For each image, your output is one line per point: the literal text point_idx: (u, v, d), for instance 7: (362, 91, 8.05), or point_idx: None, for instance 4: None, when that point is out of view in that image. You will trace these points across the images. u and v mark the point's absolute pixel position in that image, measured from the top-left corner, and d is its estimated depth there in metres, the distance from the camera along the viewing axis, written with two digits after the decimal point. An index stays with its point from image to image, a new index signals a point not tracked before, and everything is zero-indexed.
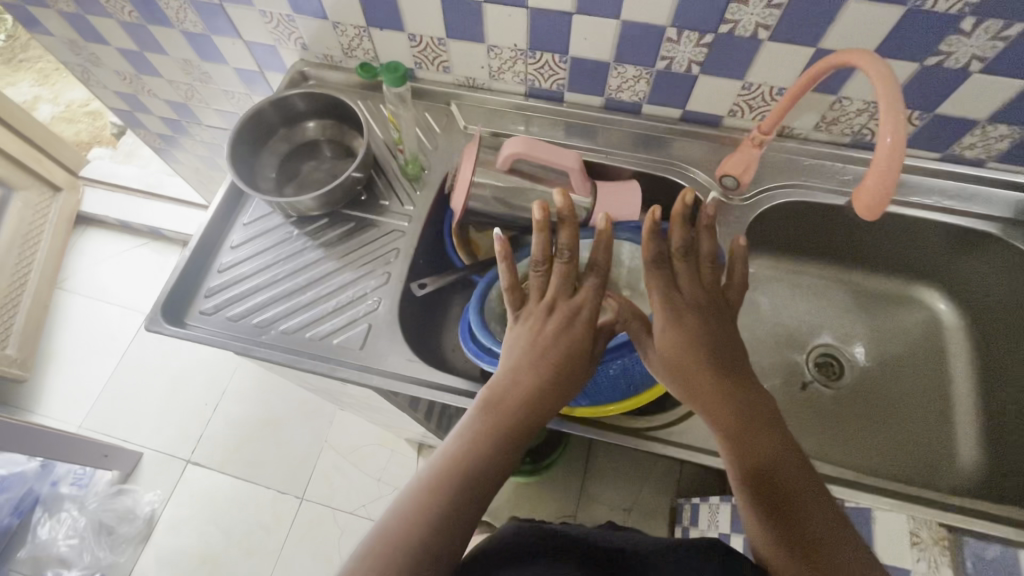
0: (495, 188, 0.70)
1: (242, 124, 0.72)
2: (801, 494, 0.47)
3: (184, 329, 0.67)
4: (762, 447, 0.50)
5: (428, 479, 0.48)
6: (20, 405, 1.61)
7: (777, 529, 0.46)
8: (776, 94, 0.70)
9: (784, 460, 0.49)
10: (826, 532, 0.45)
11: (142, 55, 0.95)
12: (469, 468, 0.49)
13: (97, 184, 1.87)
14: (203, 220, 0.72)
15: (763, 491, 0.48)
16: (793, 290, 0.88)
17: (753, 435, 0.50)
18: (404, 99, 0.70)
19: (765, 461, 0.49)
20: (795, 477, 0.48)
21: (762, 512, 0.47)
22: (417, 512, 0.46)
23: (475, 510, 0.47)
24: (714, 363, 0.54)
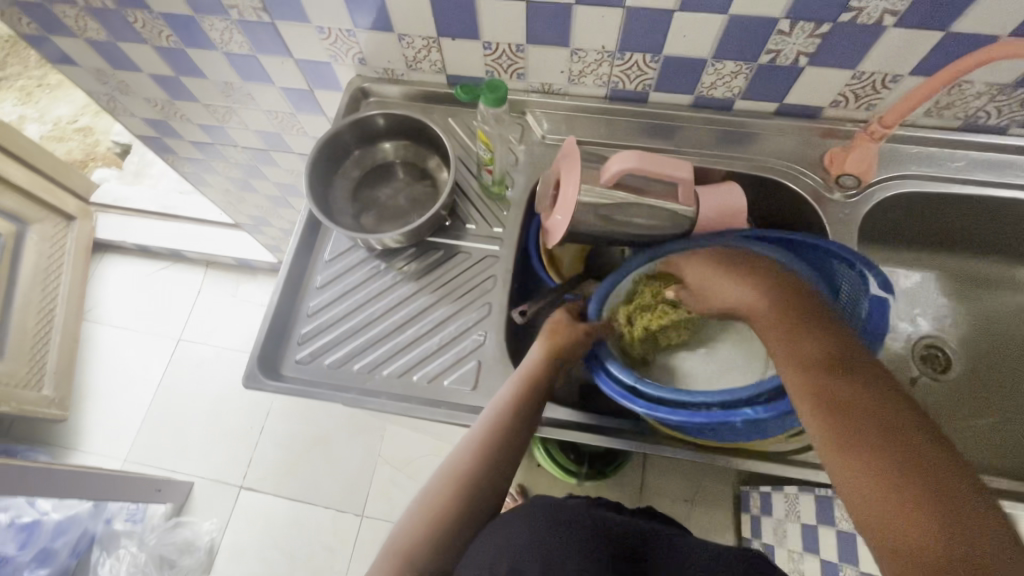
0: (598, 205, 0.66)
1: (317, 154, 0.67)
2: (909, 443, 0.41)
3: (283, 382, 0.63)
4: (852, 392, 0.44)
5: (445, 472, 0.57)
6: (63, 445, 1.57)
7: (888, 485, 0.39)
8: (890, 82, 0.65)
9: (880, 406, 0.43)
10: (953, 490, 0.38)
11: (177, 80, 0.88)
12: (482, 461, 0.56)
13: (110, 209, 1.79)
14: (284, 261, 0.68)
15: (865, 442, 0.42)
16: (888, 280, 0.84)
17: (840, 382, 0.45)
18: (499, 117, 0.67)
19: (860, 407, 0.43)
20: (899, 425, 0.42)
21: (861, 465, 0.41)
22: (456, 469, 0.57)
23: (495, 462, 0.57)
24: (780, 309, 0.51)
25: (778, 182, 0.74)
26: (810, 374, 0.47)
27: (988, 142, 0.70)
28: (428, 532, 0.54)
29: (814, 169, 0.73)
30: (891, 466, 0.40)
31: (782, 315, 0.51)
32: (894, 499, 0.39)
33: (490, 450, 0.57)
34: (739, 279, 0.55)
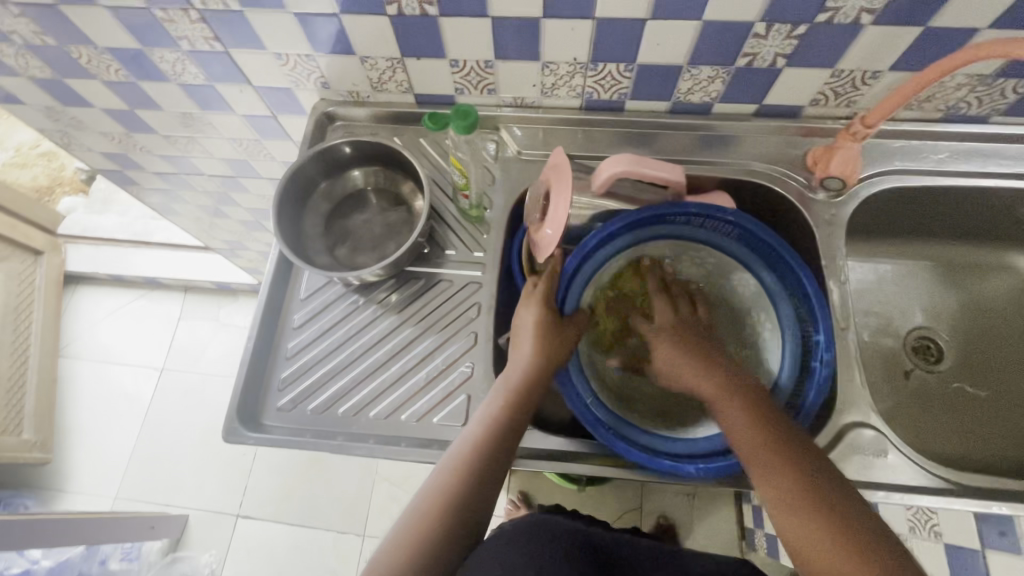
0: None
1: (283, 190, 0.64)
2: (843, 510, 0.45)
3: (265, 434, 0.61)
4: (793, 461, 0.48)
5: (437, 485, 0.52)
6: (50, 487, 1.53)
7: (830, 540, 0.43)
8: (870, 78, 0.64)
9: (816, 475, 0.47)
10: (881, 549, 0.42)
11: (132, 113, 0.84)
12: (477, 472, 0.52)
13: (79, 240, 1.73)
14: (257, 306, 0.65)
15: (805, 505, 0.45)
16: (876, 274, 0.83)
17: (784, 453, 0.48)
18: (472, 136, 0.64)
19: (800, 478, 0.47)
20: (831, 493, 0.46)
21: (801, 524, 0.45)
22: (442, 492, 0.51)
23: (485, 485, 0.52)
24: (730, 388, 0.54)
25: (762, 185, 0.72)
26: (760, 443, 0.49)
27: (970, 132, 0.69)
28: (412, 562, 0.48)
29: (798, 169, 0.72)
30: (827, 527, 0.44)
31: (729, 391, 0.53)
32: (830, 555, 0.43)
33: (484, 461, 0.52)
34: (704, 361, 0.56)
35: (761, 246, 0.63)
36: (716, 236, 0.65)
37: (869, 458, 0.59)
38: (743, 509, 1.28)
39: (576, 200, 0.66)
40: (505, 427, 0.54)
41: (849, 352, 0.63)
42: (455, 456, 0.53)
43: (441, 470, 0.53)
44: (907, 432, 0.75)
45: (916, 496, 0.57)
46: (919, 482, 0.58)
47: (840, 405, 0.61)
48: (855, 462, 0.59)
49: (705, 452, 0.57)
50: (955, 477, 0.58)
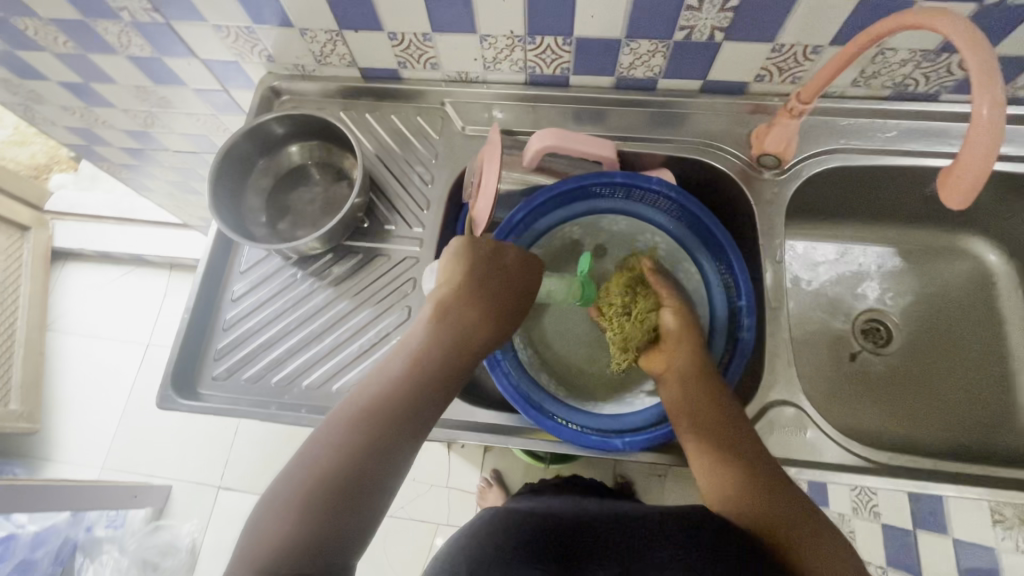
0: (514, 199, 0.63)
1: (218, 166, 0.64)
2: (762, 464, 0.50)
3: (199, 401, 0.62)
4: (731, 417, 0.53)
5: (323, 463, 0.43)
6: (39, 456, 1.58)
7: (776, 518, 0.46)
8: (810, 53, 0.62)
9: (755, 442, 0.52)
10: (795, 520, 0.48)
11: (88, 86, 0.84)
12: (352, 464, 0.43)
13: (66, 216, 1.75)
14: (194, 278, 0.66)
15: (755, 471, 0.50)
16: (829, 256, 0.83)
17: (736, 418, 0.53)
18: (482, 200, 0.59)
19: (741, 440, 0.52)
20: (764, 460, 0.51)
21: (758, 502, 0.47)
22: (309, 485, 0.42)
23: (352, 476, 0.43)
24: (701, 369, 0.56)
25: (707, 164, 0.71)
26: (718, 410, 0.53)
27: (919, 109, 0.68)
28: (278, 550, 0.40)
29: (742, 147, 0.71)
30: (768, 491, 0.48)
31: (692, 346, 0.57)
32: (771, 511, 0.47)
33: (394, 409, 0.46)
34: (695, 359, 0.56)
35: (690, 218, 0.62)
36: (651, 209, 0.64)
37: (789, 435, 0.59)
38: None
39: (510, 176, 0.66)
40: (422, 374, 0.48)
41: (781, 330, 0.63)
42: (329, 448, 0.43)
43: (345, 413, 0.45)
44: (845, 415, 0.75)
45: (834, 474, 0.57)
46: (839, 461, 0.58)
47: (768, 382, 0.61)
48: (776, 439, 0.59)
49: (633, 426, 0.57)
50: (875, 456, 0.58)
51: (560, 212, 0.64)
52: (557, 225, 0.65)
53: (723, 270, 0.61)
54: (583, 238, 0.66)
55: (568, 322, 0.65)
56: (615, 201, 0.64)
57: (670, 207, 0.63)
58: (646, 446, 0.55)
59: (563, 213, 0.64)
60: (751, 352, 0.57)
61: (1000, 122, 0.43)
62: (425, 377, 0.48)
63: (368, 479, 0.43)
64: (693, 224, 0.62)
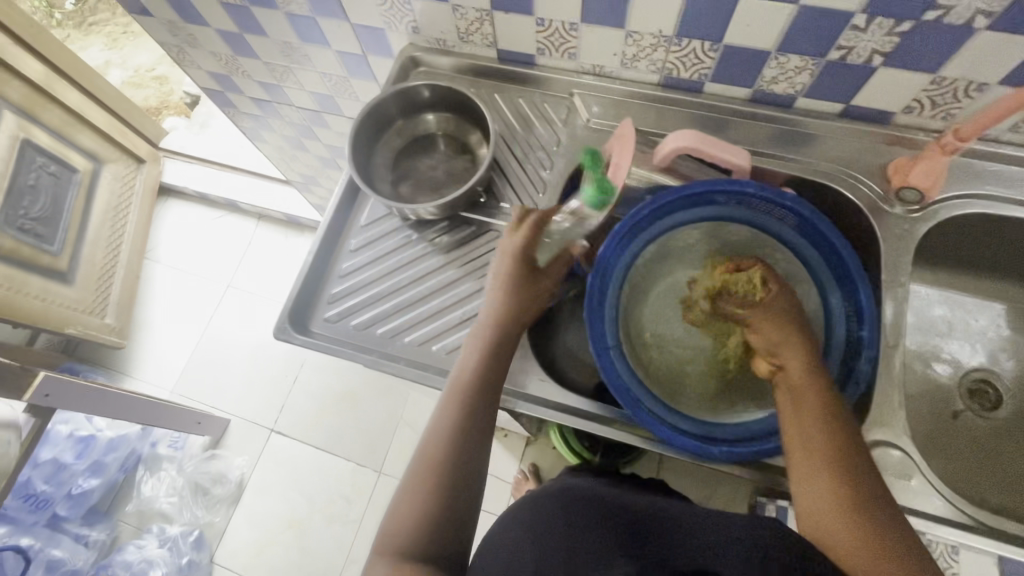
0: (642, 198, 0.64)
1: (360, 123, 0.68)
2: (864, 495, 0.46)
3: (311, 338, 0.66)
4: (832, 441, 0.48)
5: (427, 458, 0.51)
6: (120, 370, 1.72)
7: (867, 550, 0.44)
8: (973, 90, 0.60)
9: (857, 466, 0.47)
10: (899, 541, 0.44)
11: (241, 36, 0.91)
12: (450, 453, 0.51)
13: (176, 156, 1.89)
14: (321, 224, 0.70)
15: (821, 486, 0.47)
16: (944, 305, 0.79)
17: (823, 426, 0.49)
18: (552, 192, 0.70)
19: (849, 462, 0.47)
20: (863, 480, 0.47)
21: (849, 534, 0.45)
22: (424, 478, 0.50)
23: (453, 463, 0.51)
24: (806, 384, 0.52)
25: (834, 190, 0.69)
26: (805, 420, 0.50)
27: None
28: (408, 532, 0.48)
29: (874, 178, 0.69)
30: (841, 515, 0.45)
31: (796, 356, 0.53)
32: (843, 545, 0.44)
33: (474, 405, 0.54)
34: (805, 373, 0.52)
35: (817, 239, 0.62)
36: (776, 223, 0.63)
37: (890, 477, 0.57)
38: None
39: (634, 172, 0.67)
40: (475, 384, 0.55)
41: (893, 370, 0.61)
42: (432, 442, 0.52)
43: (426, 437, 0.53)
44: (938, 472, 0.71)
45: (934, 526, 0.55)
46: (941, 513, 0.56)
47: (873, 420, 0.59)
48: None
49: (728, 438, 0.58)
50: (981, 517, 0.56)
51: (681, 212, 0.64)
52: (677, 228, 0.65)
53: (846, 296, 0.60)
54: (697, 241, 0.66)
55: (673, 324, 0.66)
56: (741, 209, 0.64)
57: (796, 225, 0.62)
58: (742, 459, 0.56)
59: (686, 216, 0.64)
60: (865, 385, 0.57)
61: None
62: (474, 388, 0.55)
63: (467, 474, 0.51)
64: (820, 246, 0.61)
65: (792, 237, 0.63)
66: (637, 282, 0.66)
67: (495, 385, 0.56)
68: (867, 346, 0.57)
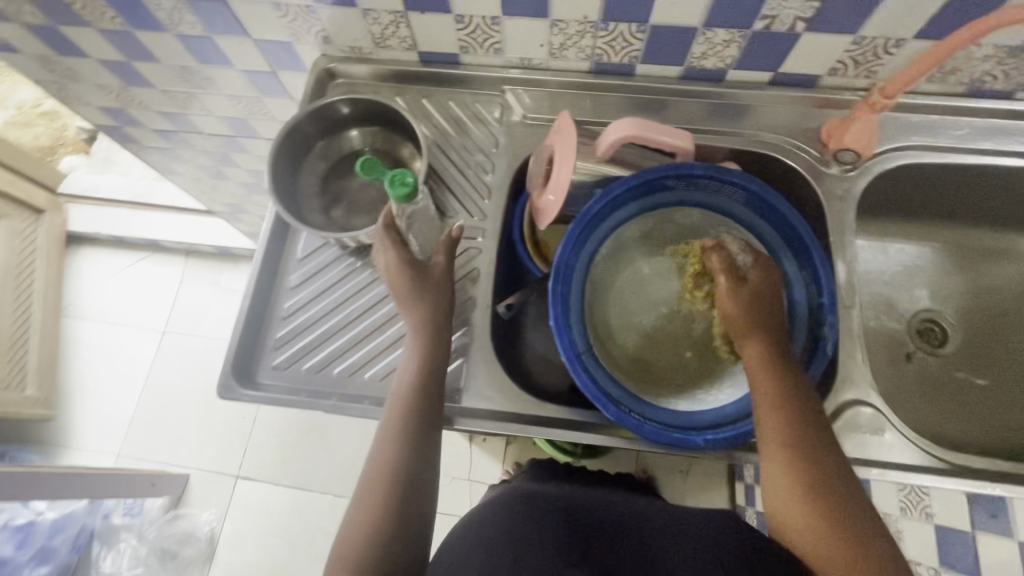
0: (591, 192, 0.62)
1: (278, 150, 0.62)
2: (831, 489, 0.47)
3: (260, 391, 0.61)
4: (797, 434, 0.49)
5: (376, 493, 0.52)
6: (54, 442, 1.56)
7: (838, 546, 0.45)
8: (892, 47, 0.61)
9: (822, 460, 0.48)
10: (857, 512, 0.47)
11: (129, 65, 0.82)
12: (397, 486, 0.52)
13: (80, 200, 1.72)
14: (252, 265, 0.64)
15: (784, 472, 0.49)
16: (885, 254, 0.82)
17: (783, 414, 0.50)
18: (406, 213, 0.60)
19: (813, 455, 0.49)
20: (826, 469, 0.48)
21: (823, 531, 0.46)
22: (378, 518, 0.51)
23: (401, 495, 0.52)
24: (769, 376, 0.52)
25: (773, 158, 0.70)
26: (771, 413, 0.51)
27: (994, 107, 0.66)
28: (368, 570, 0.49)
29: (810, 142, 0.70)
30: (801, 500, 0.47)
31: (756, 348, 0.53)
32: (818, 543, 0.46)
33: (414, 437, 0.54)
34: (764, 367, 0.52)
35: (766, 211, 0.62)
36: (727, 202, 0.64)
37: (866, 435, 0.58)
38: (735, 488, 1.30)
39: (578, 166, 0.65)
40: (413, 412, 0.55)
41: (853, 329, 0.63)
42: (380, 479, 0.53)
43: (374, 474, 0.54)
44: (900, 415, 0.75)
45: (911, 474, 0.57)
46: (915, 461, 0.57)
47: (841, 381, 0.60)
48: (850, 440, 0.58)
49: (710, 424, 0.58)
50: (951, 458, 0.58)
51: (636, 203, 0.64)
52: (631, 218, 0.65)
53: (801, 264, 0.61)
54: (654, 230, 0.66)
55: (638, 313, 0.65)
56: (691, 193, 0.64)
57: (745, 199, 0.63)
58: (727, 444, 0.55)
59: (636, 205, 0.64)
60: (832, 351, 0.57)
61: None
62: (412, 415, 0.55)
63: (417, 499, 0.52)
64: (772, 220, 0.62)
65: (741, 211, 0.64)
66: (600, 277, 0.64)
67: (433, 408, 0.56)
68: (829, 311, 0.58)
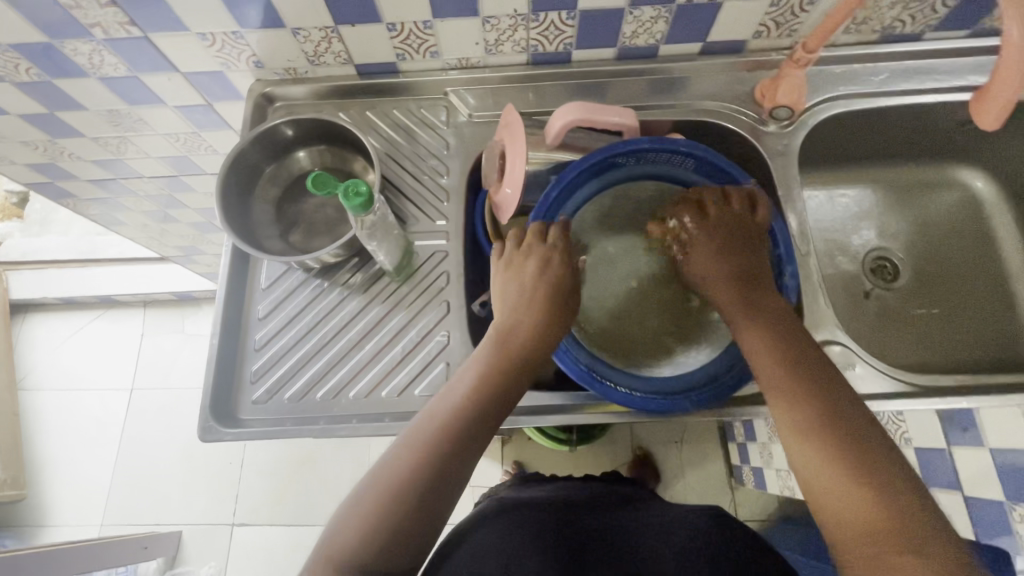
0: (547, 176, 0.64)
1: (224, 180, 0.61)
2: (841, 413, 0.46)
3: (243, 428, 0.59)
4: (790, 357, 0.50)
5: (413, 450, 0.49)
6: (29, 523, 1.48)
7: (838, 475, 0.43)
8: (807, 4, 0.64)
9: (819, 384, 0.48)
10: (870, 447, 0.44)
11: (53, 116, 0.78)
12: (443, 445, 0.49)
13: (20, 266, 1.63)
14: (216, 301, 0.62)
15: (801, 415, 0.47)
16: (831, 202, 0.86)
17: (777, 340, 0.51)
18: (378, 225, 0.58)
19: (815, 377, 0.49)
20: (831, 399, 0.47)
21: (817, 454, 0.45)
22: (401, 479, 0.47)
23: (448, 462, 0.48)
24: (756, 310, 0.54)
25: (715, 124, 0.73)
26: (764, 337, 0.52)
27: (906, 50, 0.71)
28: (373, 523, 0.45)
29: (746, 105, 0.73)
30: (828, 441, 0.45)
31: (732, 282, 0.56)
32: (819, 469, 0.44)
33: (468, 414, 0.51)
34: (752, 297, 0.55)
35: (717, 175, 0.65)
36: (682, 170, 0.66)
37: (839, 373, 0.61)
38: (729, 448, 1.34)
39: (530, 157, 0.66)
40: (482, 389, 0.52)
41: (811, 276, 0.66)
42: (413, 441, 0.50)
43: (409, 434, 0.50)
44: (867, 350, 0.78)
45: (886, 402, 0.60)
46: (888, 389, 0.60)
47: (809, 325, 0.63)
48: None
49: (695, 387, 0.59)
50: (919, 380, 0.61)
51: (599, 178, 0.65)
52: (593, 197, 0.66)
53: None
54: (613, 205, 0.68)
55: (612, 286, 0.67)
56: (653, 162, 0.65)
57: (696, 162, 0.64)
58: (712, 403, 0.57)
59: (595, 185, 0.65)
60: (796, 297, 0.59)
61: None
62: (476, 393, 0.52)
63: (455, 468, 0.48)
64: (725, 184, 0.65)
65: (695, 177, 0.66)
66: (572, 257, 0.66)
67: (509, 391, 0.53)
68: (788, 262, 0.60)
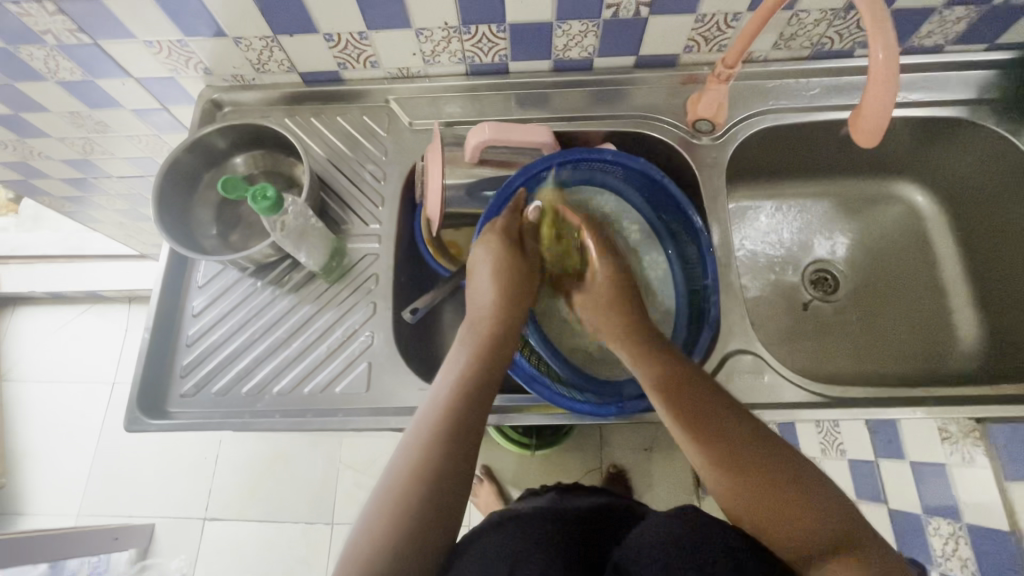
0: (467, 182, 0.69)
1: (161, 181, 0.63)
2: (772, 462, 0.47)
3: (168, 420, 0.61)
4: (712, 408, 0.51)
5: (419, 449, 0.49)
6: (8, 511, 1.52)
7: (797, 526, 0.44)
8: (731, 21, 0.65)
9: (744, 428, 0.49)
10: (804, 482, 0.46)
11: (18, 117, 0.82)
12: (449, 437, 0.49)
13: (11, 260, 1.68)
14: (151, 297, 0.65)
15: (684, 425, 0.51)
16: (775, 213, 0.87)
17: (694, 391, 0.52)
18: (300, 227, 0.61)
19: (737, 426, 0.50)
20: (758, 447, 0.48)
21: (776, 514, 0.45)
22: (415, 475, 0.47)
23: (457, 453, 0.49)
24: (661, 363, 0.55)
25: (648, 135, 0.74)
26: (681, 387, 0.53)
27: (838, 66, 0.72)
28: (392, 528, 0.44)
29: (679, 117, 0.74)
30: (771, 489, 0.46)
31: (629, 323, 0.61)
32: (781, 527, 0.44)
33: (468, 408, 0.52)
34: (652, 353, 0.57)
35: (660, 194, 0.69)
36: (631, 187, 0.72)
37: (749, 380, 0.63)
38: None
39: (461, 165, 0.69)
40: (473, 381, 0.54)
41: (732, 287, 0.68)
42: (416, 437, 0.50)
43: (412, 433, 0.50)
44: (800, 361, 0.79)
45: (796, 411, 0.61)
46: (800, 399, 0.62)
47: (724, 334, 0.65)
48: (736, 386, 0.63)
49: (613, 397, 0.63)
50: (826, 390, 0.62)
51: (561, 177, 0.70)
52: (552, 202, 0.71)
53: (689, 244, 0.69)
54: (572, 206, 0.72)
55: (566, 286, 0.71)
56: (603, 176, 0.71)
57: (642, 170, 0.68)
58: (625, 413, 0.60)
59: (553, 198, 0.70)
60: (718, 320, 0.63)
61: (888, 73, 0.46)
62: (468, 386, 0.53)
63: (464, 461, 0.49)
64: (664, 207, 0.71)
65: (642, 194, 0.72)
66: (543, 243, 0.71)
67: (497, 378, 0.55)
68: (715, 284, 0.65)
